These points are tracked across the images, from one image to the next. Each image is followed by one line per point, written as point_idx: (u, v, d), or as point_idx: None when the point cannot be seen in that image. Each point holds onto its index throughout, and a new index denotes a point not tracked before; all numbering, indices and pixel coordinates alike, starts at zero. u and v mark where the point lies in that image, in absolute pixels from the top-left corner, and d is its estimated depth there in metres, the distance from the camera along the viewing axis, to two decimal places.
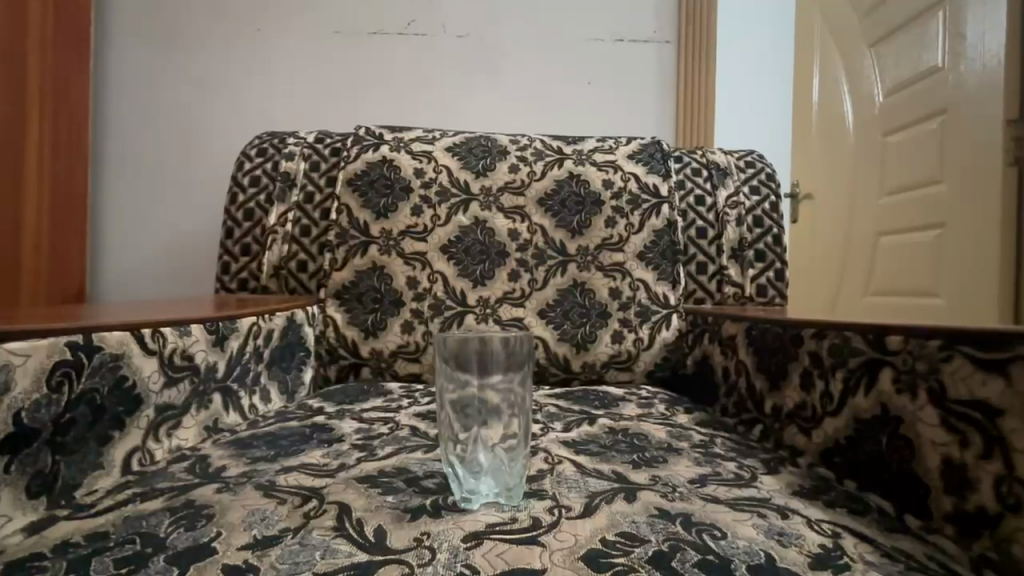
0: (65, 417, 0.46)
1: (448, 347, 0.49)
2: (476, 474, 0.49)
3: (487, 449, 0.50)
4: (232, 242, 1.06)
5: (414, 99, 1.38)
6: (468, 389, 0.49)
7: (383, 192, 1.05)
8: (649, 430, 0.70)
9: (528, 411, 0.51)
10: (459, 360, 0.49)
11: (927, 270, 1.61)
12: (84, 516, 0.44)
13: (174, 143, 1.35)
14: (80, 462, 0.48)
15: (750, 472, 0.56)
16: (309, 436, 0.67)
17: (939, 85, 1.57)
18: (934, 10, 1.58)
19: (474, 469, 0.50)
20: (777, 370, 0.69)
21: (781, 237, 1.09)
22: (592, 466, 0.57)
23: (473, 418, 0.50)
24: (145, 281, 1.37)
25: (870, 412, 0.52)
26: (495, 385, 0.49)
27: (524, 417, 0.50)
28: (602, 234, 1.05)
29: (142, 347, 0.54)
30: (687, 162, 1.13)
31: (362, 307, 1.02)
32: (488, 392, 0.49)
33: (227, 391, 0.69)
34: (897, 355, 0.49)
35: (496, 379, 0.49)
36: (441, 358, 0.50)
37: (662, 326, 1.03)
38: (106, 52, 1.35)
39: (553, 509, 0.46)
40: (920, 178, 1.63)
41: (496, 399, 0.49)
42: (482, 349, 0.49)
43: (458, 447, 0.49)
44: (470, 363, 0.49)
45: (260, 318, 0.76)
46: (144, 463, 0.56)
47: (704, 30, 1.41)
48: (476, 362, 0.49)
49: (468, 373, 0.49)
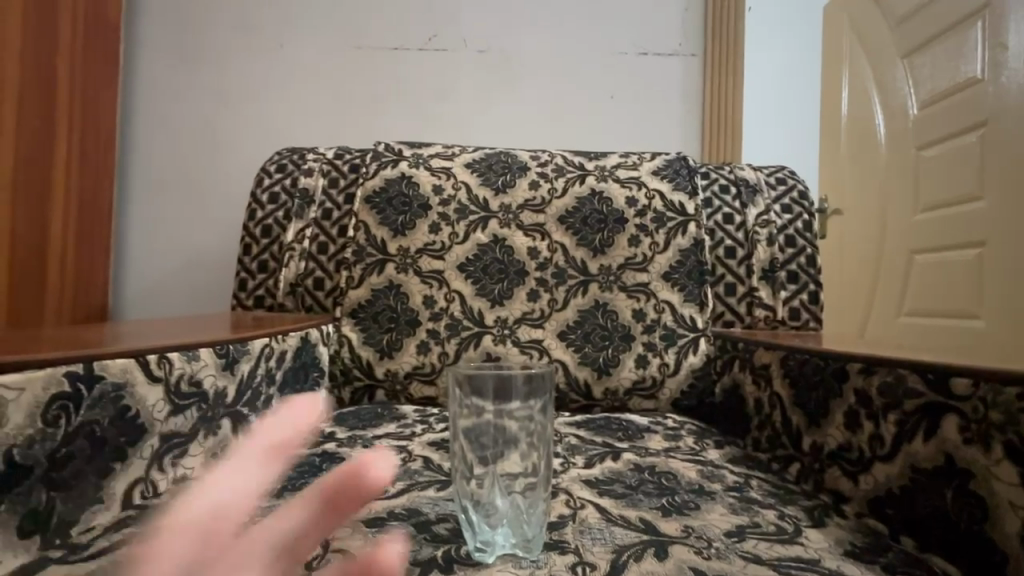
0: (63, 451, 0.44)
1: (460, 377, 0.46)
2: (491, 518, 0.46)
3: (503, 490, 0.46)
4: (250, 258, 1.05)
5: (434, 114, 1.37)
6: (483, 419, 0.45)
7: (401, 209, 1.03)
8: (679, 469, 0.65)
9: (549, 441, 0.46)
10: (472, 390, 0.45)
11: (967, 289, 1.52)
12: (77, 561, 0.42)
13: (196, 158, 1.37)
14: (79, 497, 0.46)
15: (793, 525, 0.51)
16: (318, 467, 0.64)
17: (979, 97, 1.49)
18: (972, 19, 1.51)
19: (489, 513, 0.46)
20: (817, 406, 0.64)
21: (815, 257, 1.02)
22: (617, 512, 0.53)
23: (488, 450, 0.46)
24: (165, 295, 1.37)
25: (932, 462, 0.47)
26: (512, 412, 0.45)
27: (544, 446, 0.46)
28: (626, 253, 1.01)
29: (147, 374, 0.52)
30: (715, 179, 1.08)
31: (377, 327, 0.99)
32: (503, 423, 0.45)
33: (237, 417, 0.67)
34: (964, 401, 0.45)
35: (513, 406, 0.45)
36: (455, 390, 0.46)
37: (689, 350, 0.99)
38: (133, 70, 1.37)
39: (576, 567, 0.43)
40: (957, 195, 1.54)
41: (513, 429, 0.46)
42: (498, 375, 0.45)
43: (473, 487, 0.46)
44: (484, 391, 0.45)
45: (272, 338, 0.74)
46: (147, 495, 0.53)
47: (733, 40, 1.37)
48: (491, 391, 0.45)
49: (482, 403, 0.45)
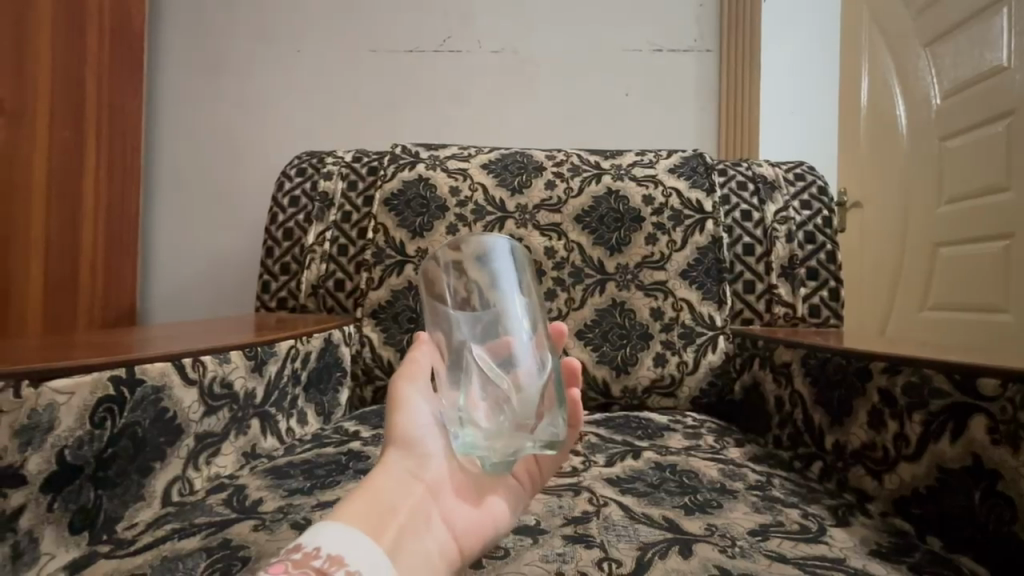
0: (108, 452, 0.46)
1: (451, 252, 0.45)
2: (475, 432, 0.42)
3: (495, 405, 0.42)
4: (272, 261, 1.07)
5: (449, 115, 1.38)
6: (469, 308, 0.45)
7: (419, 211, 1.05)
8: (700, 467, 0.66)
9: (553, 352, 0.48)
10: (465, 272, 0.45)
11: (995, 282, 1.50)
12: (124, 555, 0.44)
13: (218, 163, 1.40)
14: (122, 495, 0.48)
15: (817, 525, 0.52)
16: (344, 465, 0.66)
17: (1005, 86, 1.45)
18: (997, 7, 1.47)
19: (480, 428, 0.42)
20: (839, 405, 0.64)
21: (836, 253, 1.01)
22: (640, 510, 0.53)
23: (476, 342, 0.44)
24: (190, 298, 1.41)
25: (959, 462, 0.47)
26: (510, 309, 0.44)
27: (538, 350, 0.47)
28: (643, 252, 1.02)
29: (183, 377, 0.54)
30: (732, 175, 1.07)
31: (398, 327, 1.01)
32: (496, 321, 0.44)
33: (265, 417, 0.69)
34: (993, 402, 0.45)
35: (514, 299, 0.44)
36: (442, 269, 0.46)
37: (708, 349, 0.99)
38: (156, 78, 1.41)
39: (602, 562, 0.44)
40: (983, 186, 1.51)
41: (506, 325, 0.43)
42: (495, 261, 0.45)
43: (460, 390, 0.43)
44: (480, 278, 0.45)
45: (298, 340, 0.76)
46: (183, 493, 0.55)
47: (747, 34, 1.36)
48: (488, 279, 0.45)
49: (476, 294, 0.45)
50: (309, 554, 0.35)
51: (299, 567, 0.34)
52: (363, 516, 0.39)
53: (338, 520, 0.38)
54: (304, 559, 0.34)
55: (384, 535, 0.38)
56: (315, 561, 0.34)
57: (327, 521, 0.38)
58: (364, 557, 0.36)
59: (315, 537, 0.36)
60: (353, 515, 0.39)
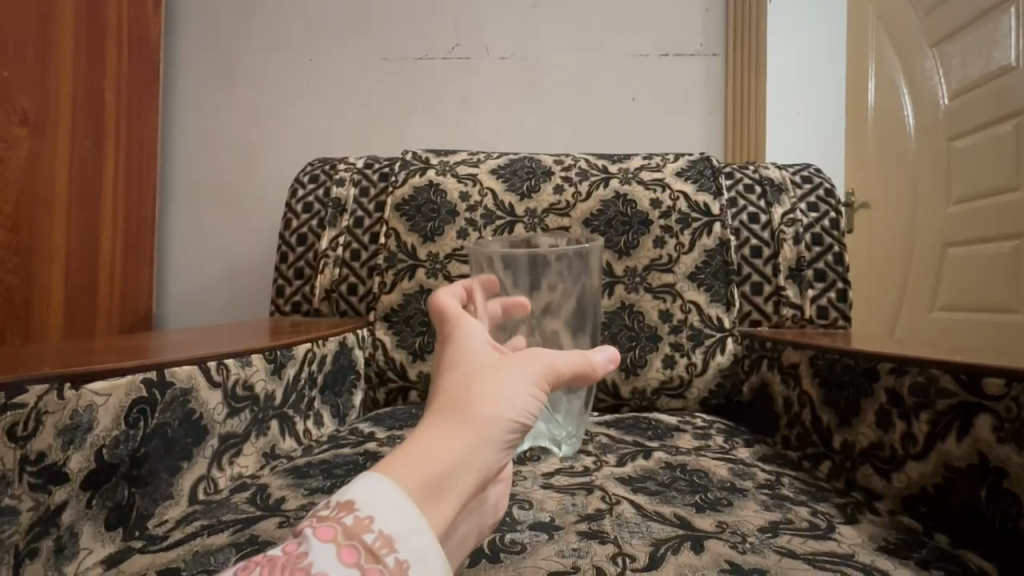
0: (140, 451, 0.48)
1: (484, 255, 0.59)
2: None
3: None
4: (287, 266, 1.09)
5: (458, 121, 1.40)
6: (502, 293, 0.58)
7: (429, 215, 1.06)
8: (710, 467, 0.67)
9: (589, 320, 0.65)
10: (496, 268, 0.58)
11: (1004, 282, 1.50)
12: (157, 550, 0.47)
13: (232, 170, 1.42)
14: (153, 493, 0.50)
15: (826, 522, 0.53)
16: (362, 466, 0.67)
17: (1014, 84, 1.45)
18: (1004, 6, 1.47)
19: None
20: (848, 406, 0.64)
21: (843, 255, 1.02)
22: (652, 508, 0.55)
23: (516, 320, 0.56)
24: (204, 303, 1.44)
25: (964, 460, 0.48)
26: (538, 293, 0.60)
27: (576, 312, 0.63)
28: (651, 255, 1.03)
29: (209, 379, 0.56)
30: (739, 178, 1.08)
31: (410, 330, 1.03)
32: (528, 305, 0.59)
33: (284, 418, 0.71)
34: (997, 402, 0.46)
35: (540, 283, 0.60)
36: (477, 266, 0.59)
37: (716, 350, 1.00)
38: (172, 87, 1.44)
39: (617, 558, 0.45)
40: (992, 186, 1.51)
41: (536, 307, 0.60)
42: (518, 259, 0.59)
43: None
44: (506, 272, 0.59)
45: (314, 343, 0.78)
46: (208, 492, 0.57)
47: (754, 37, 1.36)
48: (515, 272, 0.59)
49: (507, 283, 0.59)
50: (362, 521, 0.30)
51: (350, 537, 0.30)
52: (427, 493, 0.33)
53: (396, 479, 0.32)
54: (356, 528, 0.30)
55: (439, 526, 0.33)
56: (367, 534, 0.30)
57: (384, 481, 0.32)
58: (416, 543, 0.31)
59: (375, 504, 0.31)
60: (418, 488, 0.33)
